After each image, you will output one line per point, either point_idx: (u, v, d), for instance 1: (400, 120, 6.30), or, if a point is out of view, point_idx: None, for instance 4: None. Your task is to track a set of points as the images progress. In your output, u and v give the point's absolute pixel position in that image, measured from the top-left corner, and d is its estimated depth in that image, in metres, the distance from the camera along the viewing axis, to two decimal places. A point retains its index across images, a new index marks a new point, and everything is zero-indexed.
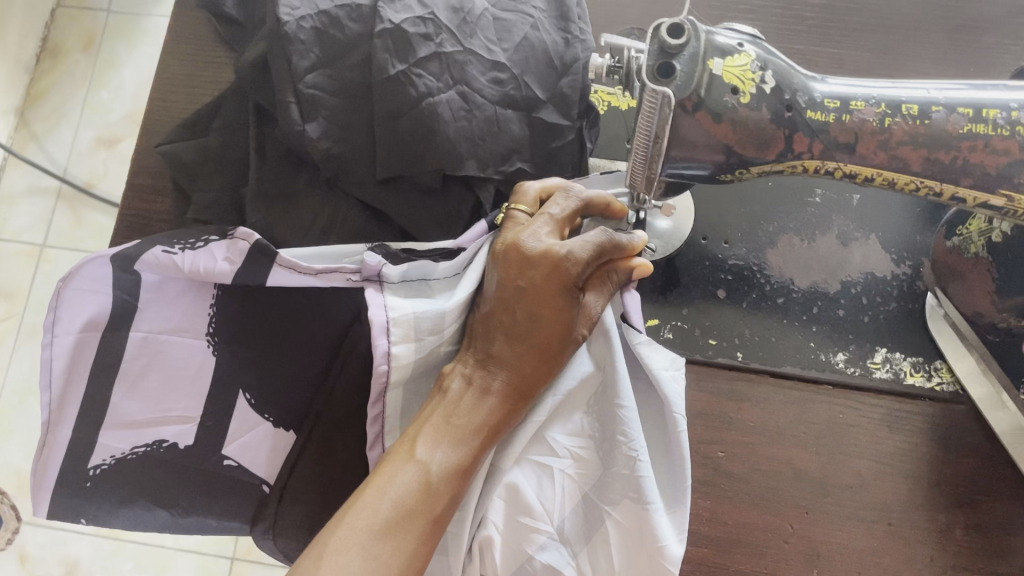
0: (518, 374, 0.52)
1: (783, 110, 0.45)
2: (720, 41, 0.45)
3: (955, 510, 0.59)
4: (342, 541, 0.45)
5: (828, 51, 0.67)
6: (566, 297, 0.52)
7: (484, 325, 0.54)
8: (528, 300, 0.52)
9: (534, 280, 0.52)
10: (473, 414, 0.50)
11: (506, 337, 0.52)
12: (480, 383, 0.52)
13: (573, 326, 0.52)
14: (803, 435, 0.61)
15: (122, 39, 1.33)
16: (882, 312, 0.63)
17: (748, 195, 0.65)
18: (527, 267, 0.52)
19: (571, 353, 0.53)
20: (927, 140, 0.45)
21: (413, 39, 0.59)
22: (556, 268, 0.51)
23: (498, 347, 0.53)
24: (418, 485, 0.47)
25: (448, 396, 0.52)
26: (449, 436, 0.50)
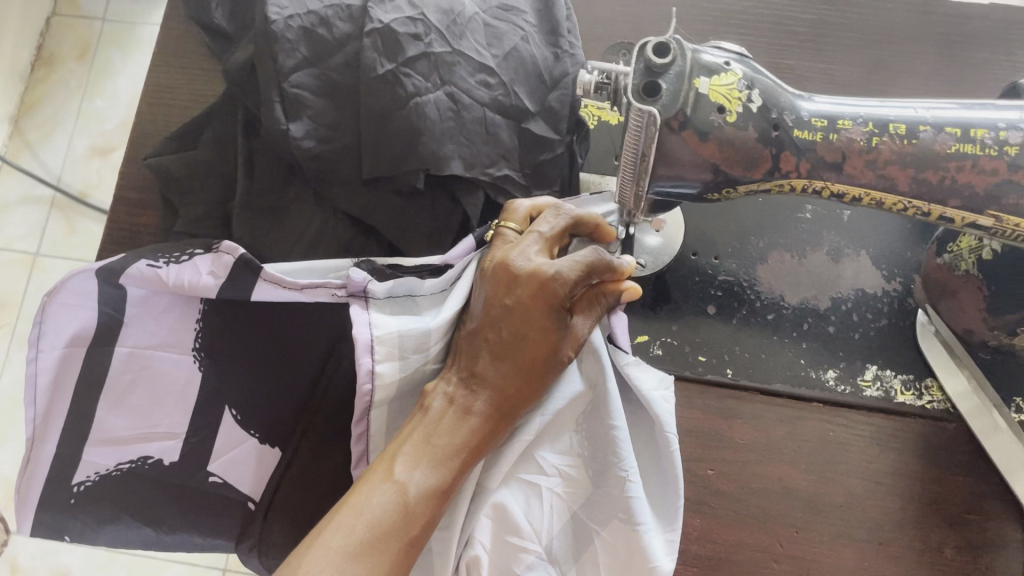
0: (501, 395, 0.51)
1: (770, 129, 0.45)
2: (706, 59, 0.45)
3: (946, 529, 0.59)
4: (314, 561, 0.44)
5: (819, 65, 0.67)
6: (552, 319, 0.51)
7: (470, 342, 0.54)
8: (513, 320, 0.51)
9: (520, 300, 0.51)
10: (453, 434, 0.50)
11: (491, 357, 0.52)
12: (462, 402, 0.51)
13: (558, 347, 0.52)
14: (793, 452, 0.61)
15: (117, 48, 1.33)
16: (873, 328, 0.62)
17: (739, 211, 0.65)
18: (514, 287, 0.51)
19: (555, 375, 0.53)
20: (914, 160, 0.45)
21: (401, 39, 0.58)
22: (543, 287, 0.51)
23: (482, 365, 0.52)
24: (396, 506, 0.47)
25: (429, 414, 0.51)
26: (428, 457, 0.49)
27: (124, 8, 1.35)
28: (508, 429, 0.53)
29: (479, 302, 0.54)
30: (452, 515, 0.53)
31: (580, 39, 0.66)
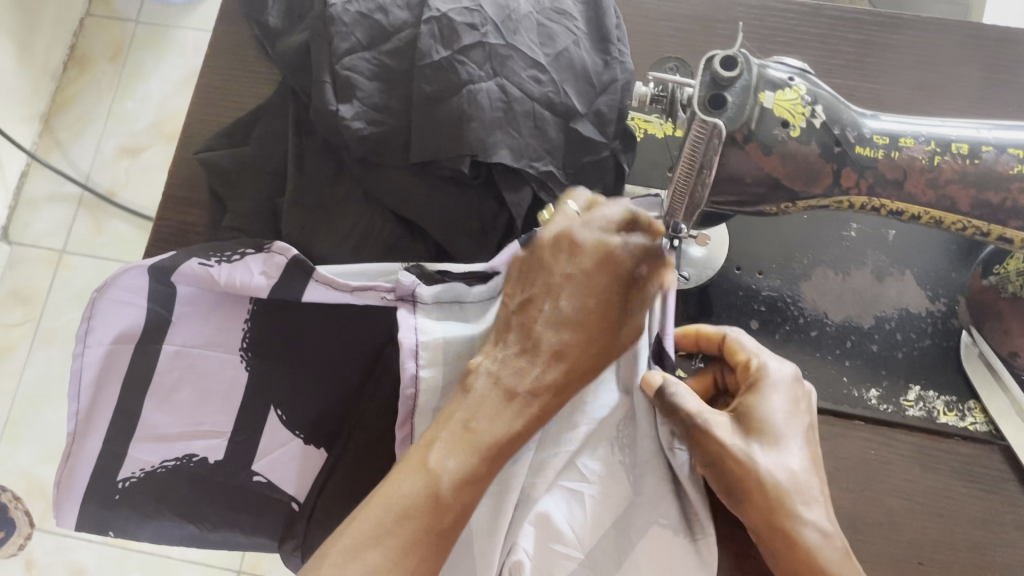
0: (548, 381, 0.51)
1: (833, 144, 0.45)
2: (772, 74, 0.45)
3: (989, 552, 0.58)
4: (342, 554, 0.44)
5: (865, 85, 0.67)
6: (614, 288, 0.52)
7: (523, 318, 0.53)
8: (575, 289, 0.52)
9: (584, 269, 0.52)
10: (497, 421, 0.49)
11: (545, 329, 0.52)
12: (504, 387, 0.50)
13: (619, 322, 0.53)
14: (835, 472, 0.61)
15: (150, 50, 1.36)
16: (916, 349, 0.62)
17: (784, 227, 0.65)
18: (580, 258, 0.53)
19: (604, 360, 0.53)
20: (976, 180, 0.45)
21: (456, 27, 0.59)
22: (608, 257, 0.52)
23: (538, 341, 0.52)
24: (427, 495, 0.46)
25: (472, 398, 0.50)
26: (466, 446, 0.48)
27: (158, 11, 1.37)
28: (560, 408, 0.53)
29: (535, 274, 0.54)
30: (494, 526, 0.54)
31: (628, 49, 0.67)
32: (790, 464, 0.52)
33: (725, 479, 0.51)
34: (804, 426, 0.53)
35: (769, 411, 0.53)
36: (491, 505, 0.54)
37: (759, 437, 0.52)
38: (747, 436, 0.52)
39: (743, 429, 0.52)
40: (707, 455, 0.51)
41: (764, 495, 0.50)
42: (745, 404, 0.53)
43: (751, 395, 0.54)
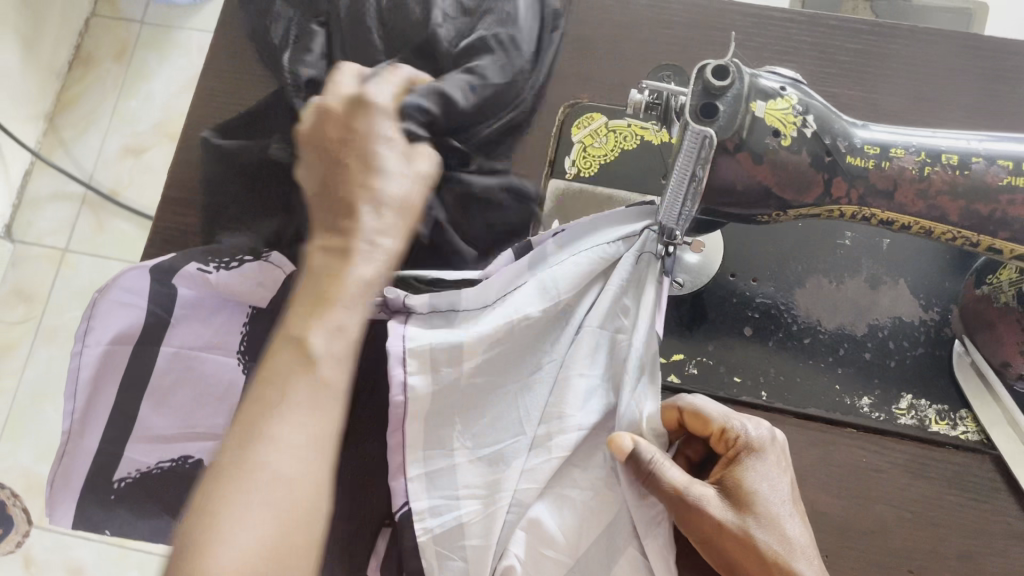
0: (355, 219, 0.53)
1: (824, 154, 0.46)
2: (764, 84, 0.45)
3: (979, 560, 0.59)
4: (236, 477, 0.44)
5: (862, 94, 0.67)
6: (366, 127, 0.57)
7: (327, 186, 0.56)
8: (327, 143, 0.57)
9: (331, 133, 0.57)
10: (341, 283, 0.51)
11: (338, 177, 0.56)
12: (326, 249, 0.53)
13: (377, 143, 0.57)
14: (825, 478, 0.61)
15: (154, 51, 1.37)
16: (909, 357, 0.62)
17: (778, 234, 0.66)
18: (346, 125, 0.57)
19: (399, 190, 0.56)
20: (966, 191, 0.45)
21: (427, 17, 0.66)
22: (322, 119, 0.57)
23: (331, 193, 0.55)
24: (304, 370, 0.48)
25: (316, 271, 0.52)
26: (321, 316, 0.50)
27: (163, 13, 1.38)
28: (388, 251, 0.54)
29: (314, 145, 0.57)
30: (489, 533, 0.55)
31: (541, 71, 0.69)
32: (785, 531, 0.53)
33: (722, 552, 0.53)
34: (786, 488, 0.55)
35: (756, 483, 0.54)
36: (485, 512, 0.56)
37: (749, 508, 0.53)
38: (737, 510, 0.53)
39: (733, 502, 0.54)
40: (703, 529, 0.53)
41: (762, 568, 0.52)
42: (730, 478, 0.55)
43: (735, 467, 0.55)
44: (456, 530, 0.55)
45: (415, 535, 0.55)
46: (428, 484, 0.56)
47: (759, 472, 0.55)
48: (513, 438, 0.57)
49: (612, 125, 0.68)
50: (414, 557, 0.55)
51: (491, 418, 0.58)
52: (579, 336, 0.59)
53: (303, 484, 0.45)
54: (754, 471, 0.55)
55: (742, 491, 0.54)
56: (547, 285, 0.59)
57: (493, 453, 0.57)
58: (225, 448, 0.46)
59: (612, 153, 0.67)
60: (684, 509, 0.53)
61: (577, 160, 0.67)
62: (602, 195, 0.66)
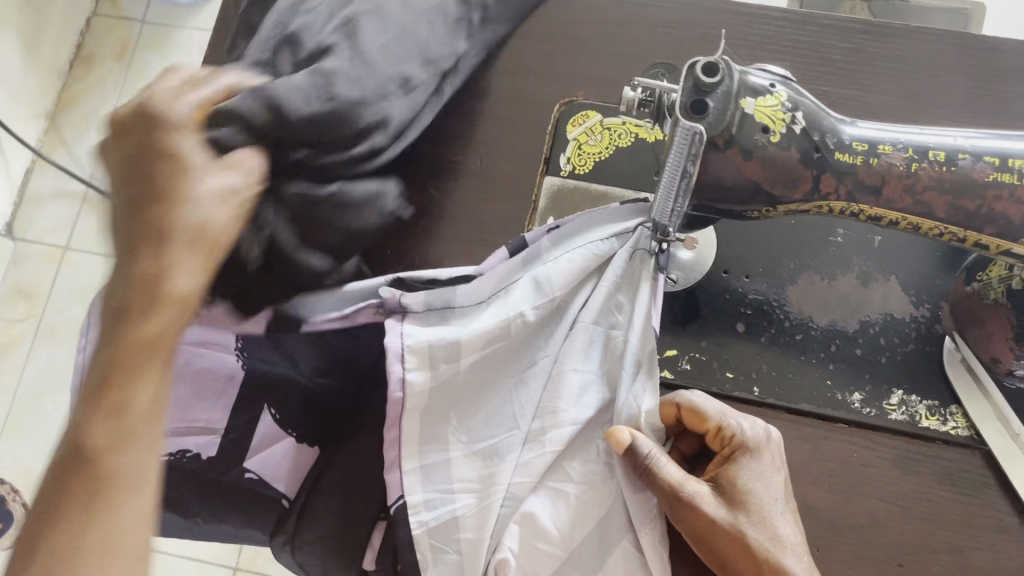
0: (163, 257, 0.52)
1: (812, 150, 0.46)
2: (753, 81, 0.46)
3: (967, 555, 0.59)
4: (64, 539, 0.45)
5: (855, 93, 0.68)
6: (160, 129, 0.56)
7: (130, 199, 0.54)
8: (150, 151, 0.55)
9: (140, 140, 0.55)
10: (162, 315, 0.51)
11: (145, 188, 0.54)
12: (128, 250, 0.52)
13: (157, 142, 0.55)
14: (816, 472, 0.61)
15: (155, 50, 1.38)
16: (900, 353, 0.63)
17: (770, 232, 0.66)
18: (143, 124, 0.56)
19: (206, 204, 0.55)
20: (953, 187, 0.46)
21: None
22: (156, 125, 0.56)
23: (151, 205, 0.53)
24: (109, 417, 0.48)
25: (136, 305, 0.51)
26: (135, 367, 0.49)
27: (164, 12, 1.39)
28: (191, 280, 0.53)
29: (139, 147, 0.55)
30: (482, 526, 0.56)
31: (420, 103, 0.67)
32: (778, 530, 0.54)
33: (715, 548, 0.54)
34: (780, 485, 0.56)
35: (749, 481, 0.55)
36: (479, 505, 0.56)
37: (740, 505, 0.54)
38: (730, 507, 0.54)
39: (727, 499, 0.55)
40: (697, 526, 0.54)
41: (754, 565, 0.53)
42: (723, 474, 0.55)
43: (731, 465, 0.56)
44: (451, 523, 0.56)
45: (410, 527, 0.57)
46: (423, 477, 0.58)
47: (754, 470, 0.55)
48: (507, 433, 0.58)
49: (606, 123, 0.69)
50: (409, 550, 0.57)
51: (485, 413, 0.59)
52: (574, 332, 0.59)
53: (133, 562, 0.46)
54: (749, 468, 0.55)
55: (736, 489, 0.55)
56: (543, 282, 0.60)
57: (488, 447, 0.58)
58: (43, 518, 0.46)
59: (606, 151, 0.68)
60: (679, 506, 0.54)
61: (571, 158, 0.68)
62: (596, 193, 0.67)
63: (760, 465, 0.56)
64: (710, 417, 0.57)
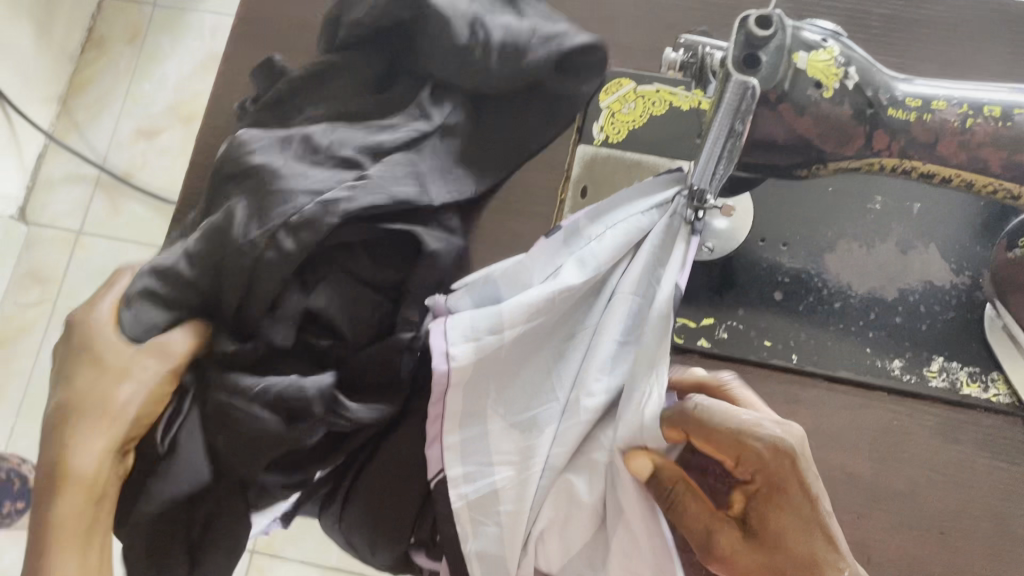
0: (88, 435, 0.55)
1: (865, 107, 0.46)
2: (806, 36, 0.45)
3: (1011, 522, 0.59)
4: None
5: (891, 60, 0.67)
6: (105, 375, 0.57)
7: (70, 423, 0.56)
8: (83, 362, 0.58)
9: (90, 357, 0.58)
10: (68, 507, 0.54)
11: (94, 443, 0.55)
12: (57, 420, 0.56)
13: (131, 364, 0.57)
14: (855, 440, 0.61)
15: (167, 33, 1.37)
16: (940, 320, 0.62)
17: (808, 199, 0.66)
18: (95, 355, 0.58)
19: (124, 398, 0.56)
20: (1009, 141, 0.45)
21: (336, 89, 0.66)
22: (71, 405, 0.57)
23: (62, 441, 0.55)
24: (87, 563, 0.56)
25: (61, 508, 0.54)
26: (74, 536, 0.55)
27: None
28: (104, 429, 0.56)
29: (82, 351, 0.58)
30: (521, 499, 0.56)
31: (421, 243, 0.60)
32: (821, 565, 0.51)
33: None
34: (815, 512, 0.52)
35: (780, 520, 0.52)
36: (519, 479, 0.56)
37: (772, 544, 0.52)
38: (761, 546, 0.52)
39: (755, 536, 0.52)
40: (725, 562, 0.53)
41: None
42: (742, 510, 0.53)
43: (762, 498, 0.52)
44: (491, 497, 0.56)
45: (450, 502, 0.56)
46: (463, 452, 0.57)
47: (781, 503, 0.52)
48: (546, 404, 0.57)
49: (640, 91, 0.68)
50: (449, 523, 0.56)
51: (525, 387, 0.58)
52: (614, 303, 0.58)
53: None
54: (777, 503, 0.52)
55: (764, 528, 0.52)
56: (586, 257, 0.59)
57: (528, 419, 0.57)
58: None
59: (640, 119, 0.67)
60: (706, 548, 0.52)
61: (605, 126, 0.67)
62: (630, 160, 0.66)
63: (790, 499, 0.52)
64: (721, 440, 0.52)
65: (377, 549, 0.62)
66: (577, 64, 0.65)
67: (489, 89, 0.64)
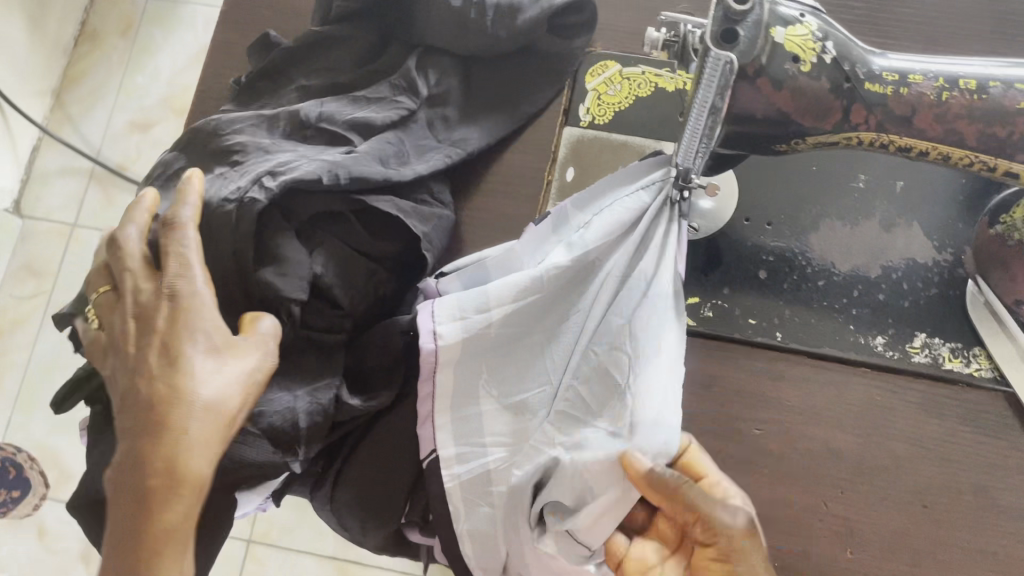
0: (198, 433, 0.46)
1: (843, 81, 0.47)
2: (784, 11, 0.46)
3: (994, 494, 0.59)
4: None
5: (874, 40, 0.67)
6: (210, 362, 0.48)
7: (167, 411, 0.46)
8: (182, 336, 0.48)
9: (187, 334, 0.48)
10: (176, 514, 0.45)
11: (203, 440, 0.46)
12: (155, 408, 0.46)
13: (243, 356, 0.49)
14: (839, 416, 0.61)
15: (160, 25, 1.37)
16: (923, 297, 0.63)
17: (792, 179, 0.66)
18: (189, 329, 0.48)
19: (229, 389, 0.48)
20: (984, 114, 0.47)
21: (330, 60, 0.67)
22: (171, 390, 0.46)
23: (167, 433, 0.45)
24: None
25: (166, 516, 0.45)
26: (177, 553, 0.45)
27: None
28: (218, 428, 0.47)
29: (172, 320, 0.49)
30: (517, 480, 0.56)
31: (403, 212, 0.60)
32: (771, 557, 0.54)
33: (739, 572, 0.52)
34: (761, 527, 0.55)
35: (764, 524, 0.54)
36: (513, 458, 0.57)
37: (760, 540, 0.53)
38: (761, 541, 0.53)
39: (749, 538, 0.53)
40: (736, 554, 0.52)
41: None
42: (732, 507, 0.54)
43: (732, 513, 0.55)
44: (483, 476, 0.57)
45: (443, 481, 0.57)
46: (456, 432, 0.58)
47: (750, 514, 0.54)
48: (539, 388, 0.58)
49: (626, 73, 0.69)
50: (440, 501, 0.57)
51: (518, 368, 0.59)
52: (602, 286, 0.59)
53: None
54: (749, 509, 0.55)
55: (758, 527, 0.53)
56: (575, 241, 0.60)
57: (519, 402, 0.58)
58: None
59: (626, 101, 0.68)
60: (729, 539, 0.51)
61: (590, 109, 0.68)
62: (617, 141, 0.67)
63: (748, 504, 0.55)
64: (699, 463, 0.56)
65: (367, 529, 0.62)
66: (566, 23, 0.68)
67: (482, 52, 0.67)
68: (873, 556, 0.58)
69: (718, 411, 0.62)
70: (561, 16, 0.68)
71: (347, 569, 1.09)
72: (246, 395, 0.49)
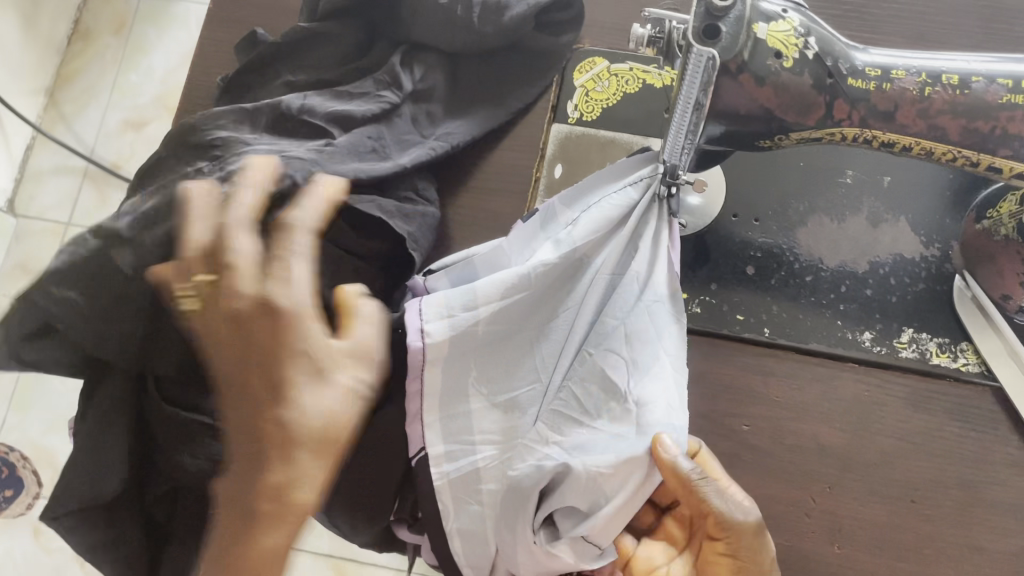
0: (304, 462, 0.39)
1: (825, 76, 0.47)
2: (765, 7, 0.46)
3: (982, 488, 0.59)
4: None
5: (863, 35, 0.67)
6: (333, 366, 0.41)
7: (276, 423, 0.39)
8: (269, 327, 0.39)
9: (263, 326, 0.40)
10: (272, 546, 0.38)
11: (313, 462, 0.39)
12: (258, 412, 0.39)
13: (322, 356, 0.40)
14: (827, 411, 0.62)
15: (153, 23, 1.37)
16: (911, 293, 0.63)
17: (779, 175, 0.66)
18: (267, 315, 0.40)
19: (336, 399, 0.40)
20: (966, 109, 0.47)
21: (317, 57, 0.67)
22: (274, 394, 0.39)
23: (270, 449, 0.39)
24: None
25: (252, 554, 0.38)
26: None
27: None
28: (331, 448, 0.40)
29: (252, 314, 0.40)
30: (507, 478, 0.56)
31: (387, 210, 0.60)
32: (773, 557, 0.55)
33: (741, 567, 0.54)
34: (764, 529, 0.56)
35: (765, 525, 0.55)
36: (503, 455, 0.57)
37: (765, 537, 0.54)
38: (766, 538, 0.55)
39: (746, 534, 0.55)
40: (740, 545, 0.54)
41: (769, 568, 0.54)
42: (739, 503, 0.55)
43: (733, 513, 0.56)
44: (473, 474, 0.57)
45: (432, 480, 0.57)
46: (445, 431, 0.57)
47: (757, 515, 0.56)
48: (529, 386, 0.58)
49: (614, 69, 0.69)
50: (428, 500, 0.57)
51: (506, 365, 0.58)
52: (594, 284, 0.59)
53: None
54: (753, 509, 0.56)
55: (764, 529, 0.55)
56: (563, 238, 0.59)
57: (508, 400, 0.58)
58: None
59: (613, 97, 0.68)
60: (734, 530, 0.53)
61: (578, 105, 0.68)
62: (605, 138, 0.67)
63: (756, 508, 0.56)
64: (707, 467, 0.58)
65: (358, 524, 0.61)
66: (552, 20, 0.69)
67: (468, 48, 0.67)
68: (861, 551, 0.58)
69: (706, 407, 0.62)
70: (546, 13, 0.68)
71: (341, 567, 1.09)
72: (353, 412, 0.41)
